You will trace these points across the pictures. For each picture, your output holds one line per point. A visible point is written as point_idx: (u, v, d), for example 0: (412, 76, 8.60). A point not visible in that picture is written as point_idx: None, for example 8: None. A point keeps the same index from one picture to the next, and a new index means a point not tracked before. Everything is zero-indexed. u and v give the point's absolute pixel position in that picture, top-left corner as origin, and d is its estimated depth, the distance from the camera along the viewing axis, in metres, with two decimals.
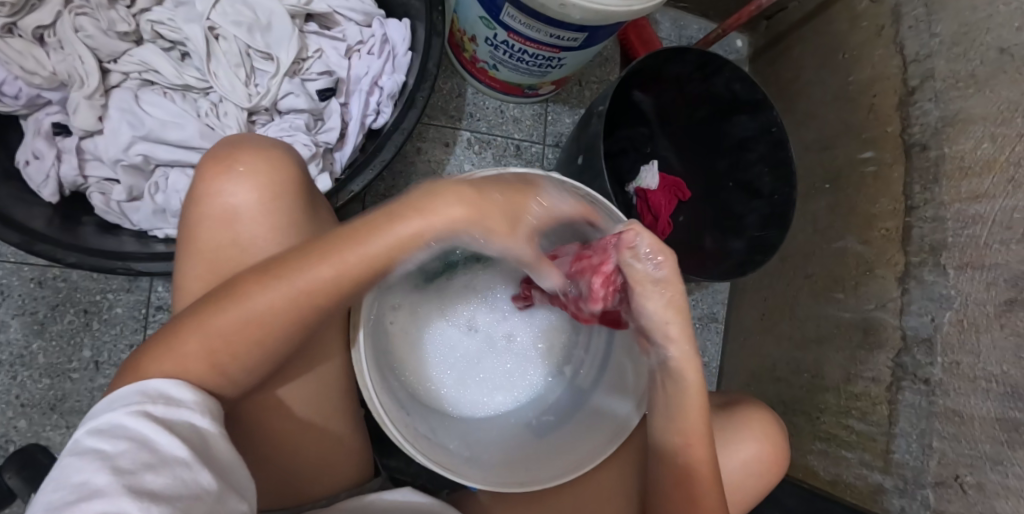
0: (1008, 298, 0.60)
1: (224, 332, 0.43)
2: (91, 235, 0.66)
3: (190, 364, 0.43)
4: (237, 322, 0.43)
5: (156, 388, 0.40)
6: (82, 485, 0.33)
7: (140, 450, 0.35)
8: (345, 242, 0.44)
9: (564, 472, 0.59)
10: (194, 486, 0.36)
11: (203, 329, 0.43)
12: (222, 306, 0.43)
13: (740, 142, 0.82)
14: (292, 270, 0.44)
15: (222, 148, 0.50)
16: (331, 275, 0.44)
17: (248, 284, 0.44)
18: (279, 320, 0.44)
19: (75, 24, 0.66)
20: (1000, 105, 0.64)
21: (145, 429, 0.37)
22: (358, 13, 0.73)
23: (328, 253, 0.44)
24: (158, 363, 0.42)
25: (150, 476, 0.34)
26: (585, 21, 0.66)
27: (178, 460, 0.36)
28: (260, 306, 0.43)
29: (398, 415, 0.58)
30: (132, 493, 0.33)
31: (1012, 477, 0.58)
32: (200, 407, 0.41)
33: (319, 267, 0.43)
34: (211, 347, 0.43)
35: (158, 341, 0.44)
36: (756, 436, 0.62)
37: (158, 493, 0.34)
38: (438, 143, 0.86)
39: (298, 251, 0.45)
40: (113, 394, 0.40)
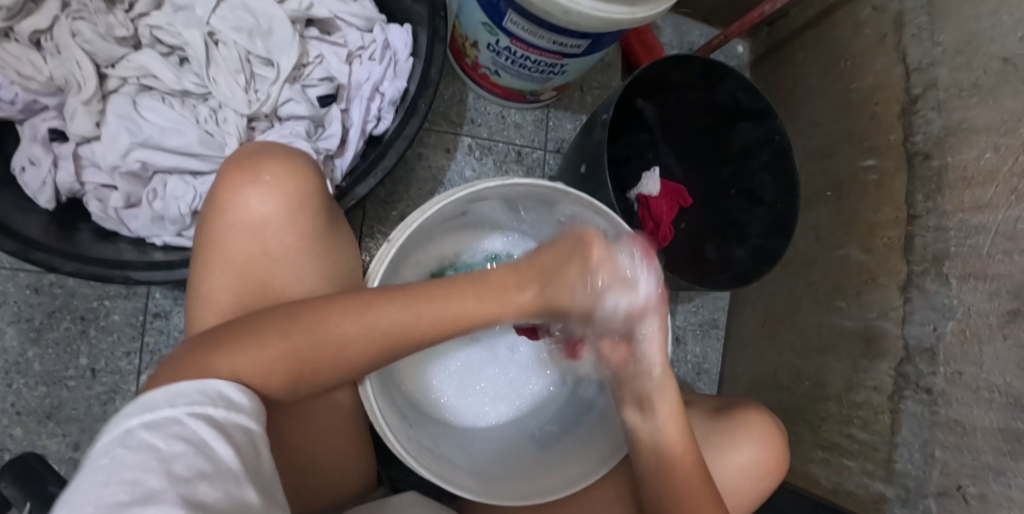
0: (1011, 309, 0.61)
1: (312, 351, 0.44)
2: (88, 242, 0.65)
3: (260, 373, 0.43)
4: (325, 342, 0.44)
5: (218, 389, 0.40)
6: (136, 487, 0.32)
7: (198, 457, 0.35)
8: (437, 294, 0.47)
9: (567, 484, 0.58)
10: (240, 501, 0.37)
11: (292, 343, 0.44)
12: (312, 322, 0.44)
13: (743, 149, 0.82)
14: (382, 310, 0.46)
15: (245, 156, 0.50)
16: (428, 331, 0.46)
17: (338, 310, 0.45)
18: (357, 355, 0.45)
19: (72, 28, 0.65)
20: (1005, 116, 0.64)
21: (204, 435, 0.37)
22: (359, 18, 0.72)
23: (419, 298, 0.47)
24: (236, 358, 0.42)
25: (203, 487, 0.35)
26: (588, 29, 0.65)
27: (229, 474, 0.37)
28: (349, 336, 0.45)
29: (400, 428, 0.58)
30: (190, 505, 0.33)
31: (1015, 488, 0.58)
32: (253, 413, 0.41)
33: (410, 309, 0.46)
34: (292, 361, 0.44)
35: (221, 337, 0.43)
36: (753, 439, 0.62)
37: (212, 507, 0.34)
38: (440, 149, 0.85)
39: (389, 290, 0.47)
40: (175, 385, 0.38)
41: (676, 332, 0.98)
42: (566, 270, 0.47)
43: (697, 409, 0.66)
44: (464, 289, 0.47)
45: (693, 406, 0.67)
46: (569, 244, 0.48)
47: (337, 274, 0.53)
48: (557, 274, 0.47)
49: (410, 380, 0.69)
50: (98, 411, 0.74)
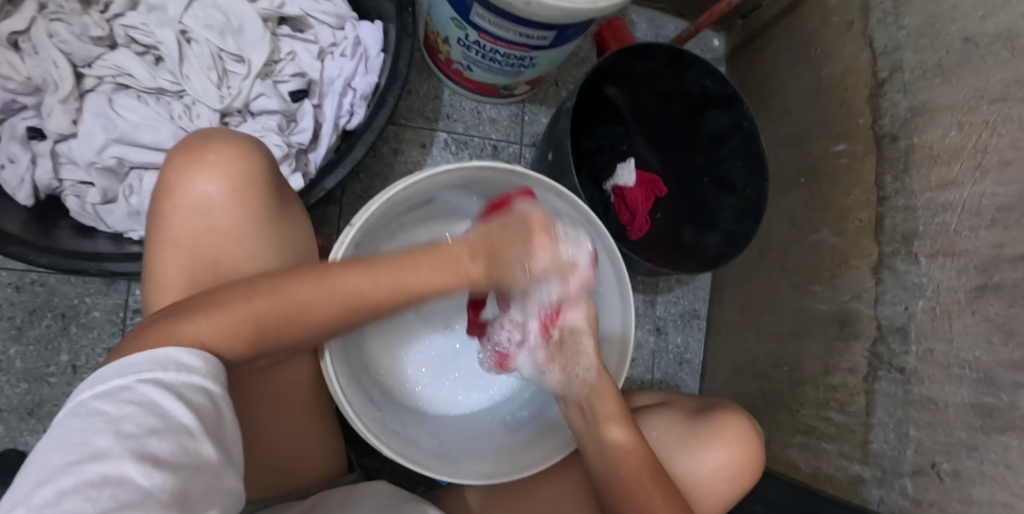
0: (978, 284, 0.61)
1: (272, 312, 0.44)
2: (67, 238, 0.67)
3: (222, 340, 0.42)
4: (286, 303, 0.45)
5: (169, 355, 0.39)
6: (85, 445, 0.33)
7: (148, 415, 0.35)
8: (392, 265, 0.48)
9: (528, 466, 0.59)
10: (195, 456, 0.37)
11: (253, 307, 0.44)
12: (275, 291, 0.45)
13: (713, 138, 0.83)
14: (333, 276, 0.46)
15: (191, 141, 0.51)
16: (383, 300, 0.47)
17: (297, 281, 0.46)
18: (314, 322, 0.46)
19: (49, 29, 0.67)
20: (968, 94, 0.64)
21: (156, 396, 0.37)
22: (330, 16, 0.74)
23: (374, 268, 0.47)
24: (193, 323, 0.42)
25: (154, 442, 0.35)
26: (552, 20, 0.67)
27: (183, 429, 0.36)
28: (309, 299, 0.45)
29: (365, 411, 0.58)
30: (137, 459, 0.33)
31: (987, 463, 0.58)
32: (210, 374, 0.41)
33: (365, 278, 0.47)
34: (254, 326, 0.44)
35: (182, 311, 0.43)
36: (728, 442, 0.60)
37: (163, 461, 0.35)
38: (415, 144, 0.87)
39: (344, 261, 0.48)
40: (125, 358, 0.38)
41: (657, 323, 0.98)
42: (507, 248, 0.50)
43: (673, 409, 0.65)
44: (421, 260, 0.49)
45: (670, 407, 0.65)
46: (513, 224, 0.51)
47: (288, 253, 0.53)
48: (506, 254, 0.50)
49: (382, 368, 0.69)
50: None
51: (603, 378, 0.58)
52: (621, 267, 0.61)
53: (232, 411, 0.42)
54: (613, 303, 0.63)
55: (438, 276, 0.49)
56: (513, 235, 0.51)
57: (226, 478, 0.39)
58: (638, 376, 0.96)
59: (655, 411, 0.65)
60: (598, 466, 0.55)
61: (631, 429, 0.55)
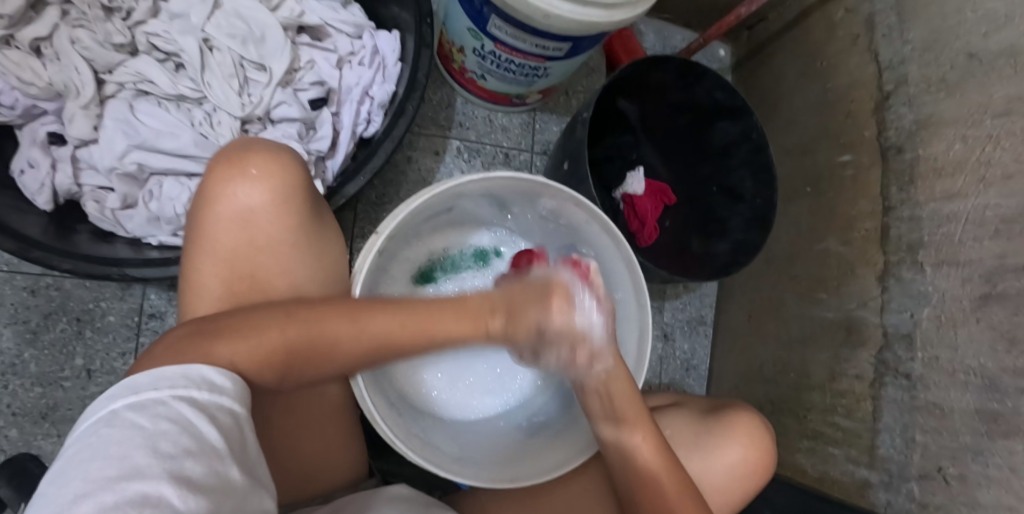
0: (982, 294, 0.63)
1: (305, 345, 0.45)
2: (86, 242, 0.67)
3: (256, 364, 0.44)
4: (319, 336, 0.46)
5: (201, 373, 0.40)
6: (124, 461, 0.33)
7: (182, 434, 0.35)
8: (419, 312, 0.48)
9: (546, 470, 0.60)
10: (224, 478, 0.37)
11: (287, 334, 0.45)
12: (308, 323, 0.46)
13: (722, 148, 0.85)
14: (364, 313, 0.47)
15: (233, 150, 0.52)
16: (410, 342, 0.47)
17: (329, 313, 0.47)
18: (345, 354, 0.47)
19: (71, 35, 0.67)
20: (972, 108, 0.66)
21: (189, 414, 0.37)
22: (349, 25, 0.75)
23: (405, 312, 0.48)
24: (230, 345, 0.43)
25: (189, 463, 0.35)
26: (569, 32, 0.68)
27: (213, 450, 0.37)
28: (340, 336, 0.46)
29: (388, 415, 0.59)
30: (173, 480, 0.33)
31: (992, 467, 0.60)
32: (236, 395, 0.41)
33: (393, 320, 0.47)
34: (288, 353, 0.45)
35: (220, 327, 0.44)
36: (739, 441, 0.62)
37: (197, 482, 0.35)
38: (428, 152, 0.88)
39: (375, 300, 0.49)
40: (158, 370, 0.39)
41: (664, 329, 1.00)
42: (527, 308, 0.45)
43: (685, 409, 0.66)
44: (445, 310, 0.48)
45: (682, 407, 0.67)
46: (542, 284, 0.45)
47: (321, 264, 0.55)
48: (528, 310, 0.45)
49: (400, 373, 0.70)
50: None
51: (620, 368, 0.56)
52: (645, 297, 0.62)
53: (255, 432, 0.42)
54: (632, 322, 0.65)
55: (461, 327, 0.47)
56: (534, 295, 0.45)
57: (252, 501, 0.39)
58: (646, 381, 0.97)
59: (666, 410, 0.66)
60: (620, 468, 0.56)
61: (650, 432, 0.56)
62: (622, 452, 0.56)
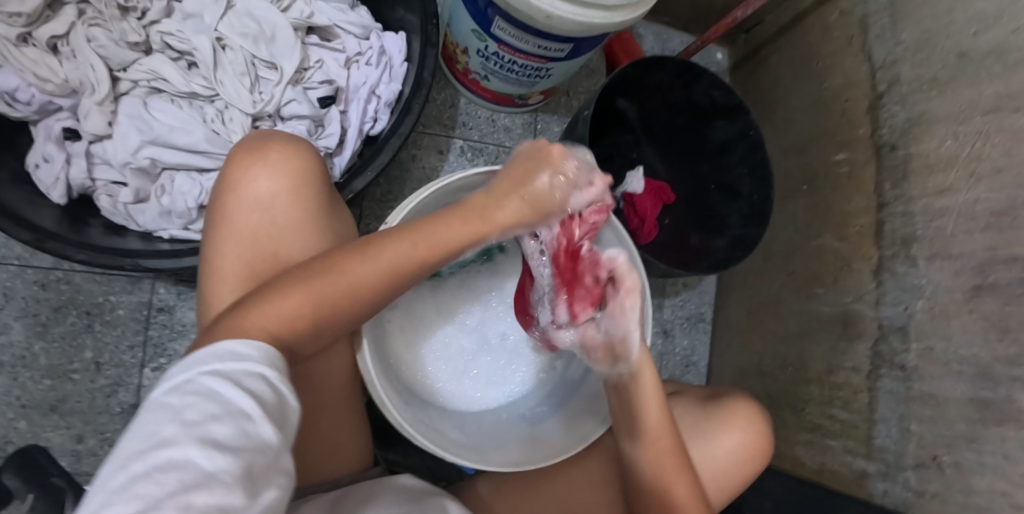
0: (975, 285, 0.64)
1: (332, 295, 0.47)
2: (98, 235, 0.68)
3: (295, 320, 0.45)
4: (344, 283, 0.48)
5: (226, 348, 0.40)
6: (153, 435, 0.33)
7: (208, 403, 0.35)
8: (428, 227, 0.52)
9: (551, 454, 0.61)
10: (257, 439, 0.36)
11: (315, 287, 0.47)
12: (329, 274, 0.47)
13: (720, 147, 0.87)
14: (383, 248, 0.50)
15: (254, 140, 0.54)
16: (424, 257, 0.51)
17: (350, 257, 0.49)
18: (373, 292, 0.49)
19: (87, 34, 0.69)
20: (962, 105, 0.68)
21: (215, 386, 0.37)
22: (357, 26, 0.77)
23: (417, 233, 0.51)
24: (258, 315, 0.44)
25: (216, 428, 0.35)
26: (571, 33, 0.70)
27: (243, 412, 0.36)
28: (362, 273, 0.48)
29: (396, 400, 0.61)
30: (200, 444, 0.33)
31: (986, 453, 0.61)
32: (266, 365, 0.40)
33: (410, 244, 0.51)
34: (316, 309, 0.46)
35: (244, 306, 0.45)
36: (738, 426, 0.63)
37: (226, 444, 0.34)
38: (433, 151, 0.90)
39: (387, 233, 0.51)
40: (188, 357, 0.39)
41: (664, 326, 1.01)
42: (530, 178, 0.56)
43: (685, 397, 0.67)
44: (453, 216, 0.53)
45: (682, 395, 0.68)
46: (526, 155, 0.57)
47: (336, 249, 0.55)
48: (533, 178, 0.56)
49: (407, 364, 0.72)
50: (102, 403, 0.77)
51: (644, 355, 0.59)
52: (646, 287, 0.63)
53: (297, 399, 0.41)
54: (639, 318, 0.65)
55: (471, 221, 0.54)
56: (527, 168, 0.57)
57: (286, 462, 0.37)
58: None
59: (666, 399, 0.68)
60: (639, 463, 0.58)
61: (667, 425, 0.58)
62: (642, 458, 0.57)
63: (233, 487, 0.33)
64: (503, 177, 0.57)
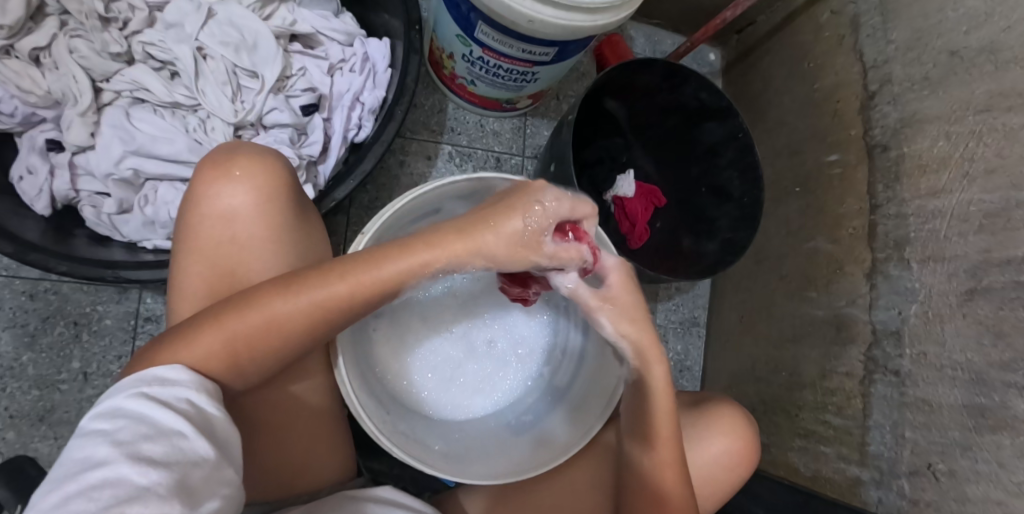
0: (969, 288, 0.63)
1: (247, 332, 0.46)
2: (84, 246, 0.69)
3: (206, 360, 0.45)
4: (260, 323, 0.46)
5: (153, 374, 0.41)
6: (85, 458, 0.34)
7: (138, 424, 0.37)
8: (360, 263, 0.49)
9: (534, 467, 0.60)
10: (191, 454, 0.37)
11: (228, 326, 0.46)
12: (245, 310, 0.46)
13: (710, 148, 0.85)
14: (305, 287, 0.47)
15: (220, 153, 0.53)
16: (350, 296, 0.48)
17: (271, 293, 0.47)
18: (293, 331, 0.47)
19: (69, 45, 0.69)
20: (953, 105, 0.66)
21: (144, 408, 0.38)
22: (341, 33, 0.77)
23: (345, 272, 0.48)
24: (176, 350, 0.44)
25: (148, 445, 0.36)
26: (553, 37, 0.69)
27: (175, 431, 0.37)
28: (278, 311, 0.46)
29: (375, 412, 0.60)
30: (131, 460, 0.34)
31: (981, 461, 0.59)
32: (195, 388, 0.42)
33: (336, 283, 0.48)
34: (233, 346, 0.46)
35: (170, 336, 0.46)
36: (725, 432, 0.62)
37: (159, 460, 0.35)
38: (420, 157, 0.89)
39: (316, 269, 0.48)
40: (114, 385, 0.40)
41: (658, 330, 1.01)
42: (513, 209, 0.50)
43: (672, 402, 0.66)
44: (393, 248, 0.50)
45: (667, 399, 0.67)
46: (515, 191, 0.51)
47: (303, 262, 0.55)
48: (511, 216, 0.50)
49: (391, 372, 0.71)
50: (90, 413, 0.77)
51: (657, 362, 0.56)
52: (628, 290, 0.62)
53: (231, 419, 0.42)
54: None
55: (414, 256, 0.49)
56: (509, 204, 0.50)
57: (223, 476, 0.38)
58: None
59: None
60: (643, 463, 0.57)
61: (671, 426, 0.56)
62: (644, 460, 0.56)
63: (168, 500, 0.33)
64: (478, 211, 0.51)
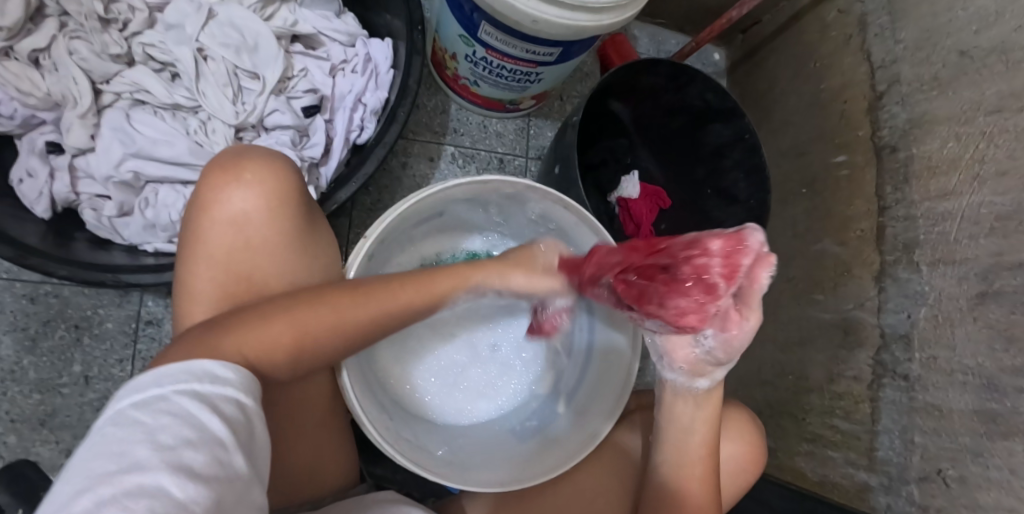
0: (980, 291, 0.62)
1: (314, 329, 0.45)
2: (83, 250, 0.68)
3: (271, 352, 0.44)
4: (330, 321, 0.46)
5: (204, 368, 0.38)
6: (124, 456, 0.32)
7: (183, 427, 0.35)
8: (425, 277, 0.50)
9: (541, 473, 0.60)
10: (228, 468, 0.36)
11: (297, 321, 0.45)
12: (315, 308, 0.46)
13: (716, 149, 0.84)
14: (376, 293, 0.48)
15: (228, 157, 0.53)
16: (415, 306, 0.49)
17: (342, 295, 0.47)
18: (359, 334, 0.47)
19: (69, 47, 0.69)
20: (964, 105, 0.65)
21: (191, 409, 0.36)
22: (342, 34, 0.76)
23: (412, 281, 0.50)
24: (240, 339, 0.43)
25: (190, 454, 0.34)
26: (557, 37, 0.68)
27: (218, 441, 0.36)
28: (349, 312, 0.46)
29: (377, 417, 0.59)
30: (171, 471, 0.33)
31: (993, 468, 0.58)
32: (242, 387, 0.40)
33: (406, 291, 0.49)
34: (299, 341, 0.45)
35: (230, 323, 0.44)
36: (733, 436, 0.61)
37: (198, 473, 0.34)
38: (423, 158, 0.88)
39: (383, 279, 0.49)
40: (159, 368, 0.37)
41: None
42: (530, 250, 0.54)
43: None
44: (448, 269, 0.52)
45: None
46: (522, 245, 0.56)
47: (311, 265, 0.54)
48: (537, 257, 0.53)
49: (394, 377, 0.70)
50: (91, 417, 0.76)
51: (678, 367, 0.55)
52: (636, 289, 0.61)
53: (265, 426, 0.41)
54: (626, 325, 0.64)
55: (459, 275, 0.51)
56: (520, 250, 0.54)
57: (252, 493, 0.37)
58: None
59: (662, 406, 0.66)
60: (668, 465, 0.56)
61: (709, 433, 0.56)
62: (672, 464, 0.56)
63: None
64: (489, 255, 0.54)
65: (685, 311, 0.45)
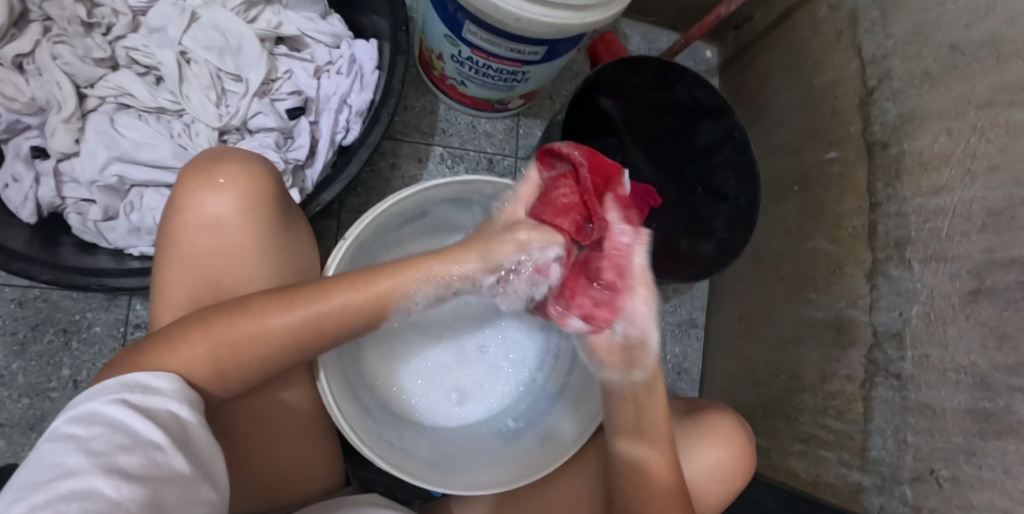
0: (972, 289, 0.60)
1: (236, 343, 0.45)
2: (69, 254, 0.68)
3: (192, 367, 0.44)
4: (250, 334, 0.46)
5: (137, 380, 0.40)
6: (57, 466, 0.34)
7: (115, 433, 0.36)
8: (355, 282, 0.49)
9: (523, 476, 0.59)
10: (166, 468, 0.37)
11: (217, 335, 0.45)
12: (236, 320, 0.46)
13: (706, 147, 0.83)
14: (299, 302, 0.47)
15: (204, 160, 0.52)
16: (343, 311, 0.48)
17: (265, 306, 0.47)
18: (284, 345, 0.47)
19: (52, 51, 0.69)
20: (955, 100, 0.64)
21: (120, 416, 0.38)
22: (327, 35, 0.76)
23: (340, 286, 0.49)
24: (161, 355, 0.44)
25: (124, 457, 0.36)
26: (542, 35, 0.68)
27: (152, 444, 0.37)
28: (269, 323, 0.46)
29: (358, 421, 0.59)
30: (104, 473, 0.34)
31: (986, 469, 0.57)
32: (178, 394, 0.42)
33: (332, 297, 0.48)
34: (221, 356, 0.45)
35: (158, 339, 0.45)
36: (721, 442, 0.60)
37: (133, 473, 0.35)
38: (412, 159, 0.88)
39: (312, 285, 0.48)
40: (94, 383, 0.40)
41: None
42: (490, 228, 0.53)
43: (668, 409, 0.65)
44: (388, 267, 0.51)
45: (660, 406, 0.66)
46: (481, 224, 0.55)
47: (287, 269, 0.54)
48: (491, 245, 0.51)
49: (380, 378, 0.70)
50: None
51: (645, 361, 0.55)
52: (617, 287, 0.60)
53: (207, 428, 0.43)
54: None
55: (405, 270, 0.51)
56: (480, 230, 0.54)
57: (196, 490, 0.39)
58: None
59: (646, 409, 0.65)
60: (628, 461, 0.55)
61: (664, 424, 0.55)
62: (639, 460, 0.54)
63: None
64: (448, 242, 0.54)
65: (598, 303, 0.52)
